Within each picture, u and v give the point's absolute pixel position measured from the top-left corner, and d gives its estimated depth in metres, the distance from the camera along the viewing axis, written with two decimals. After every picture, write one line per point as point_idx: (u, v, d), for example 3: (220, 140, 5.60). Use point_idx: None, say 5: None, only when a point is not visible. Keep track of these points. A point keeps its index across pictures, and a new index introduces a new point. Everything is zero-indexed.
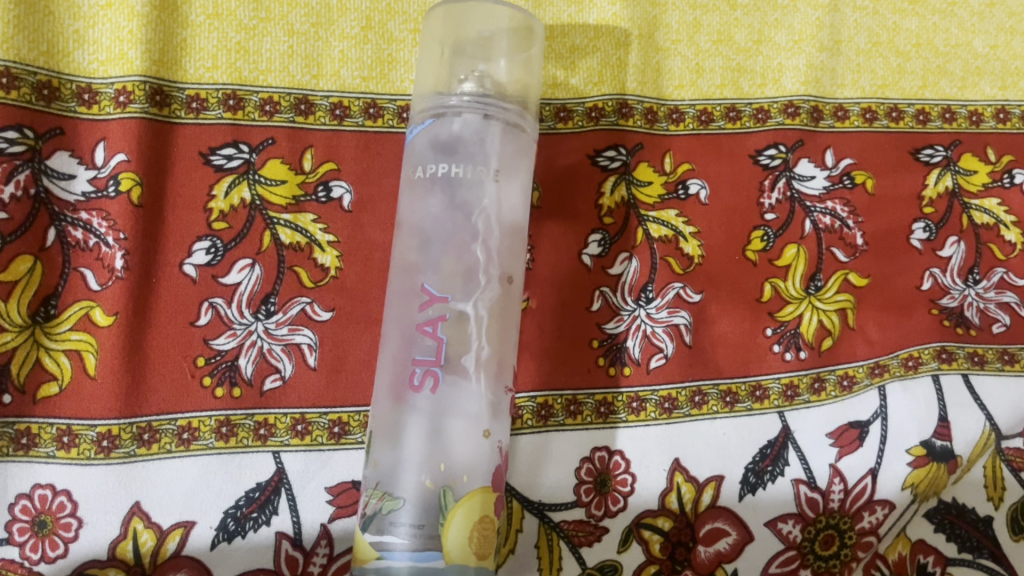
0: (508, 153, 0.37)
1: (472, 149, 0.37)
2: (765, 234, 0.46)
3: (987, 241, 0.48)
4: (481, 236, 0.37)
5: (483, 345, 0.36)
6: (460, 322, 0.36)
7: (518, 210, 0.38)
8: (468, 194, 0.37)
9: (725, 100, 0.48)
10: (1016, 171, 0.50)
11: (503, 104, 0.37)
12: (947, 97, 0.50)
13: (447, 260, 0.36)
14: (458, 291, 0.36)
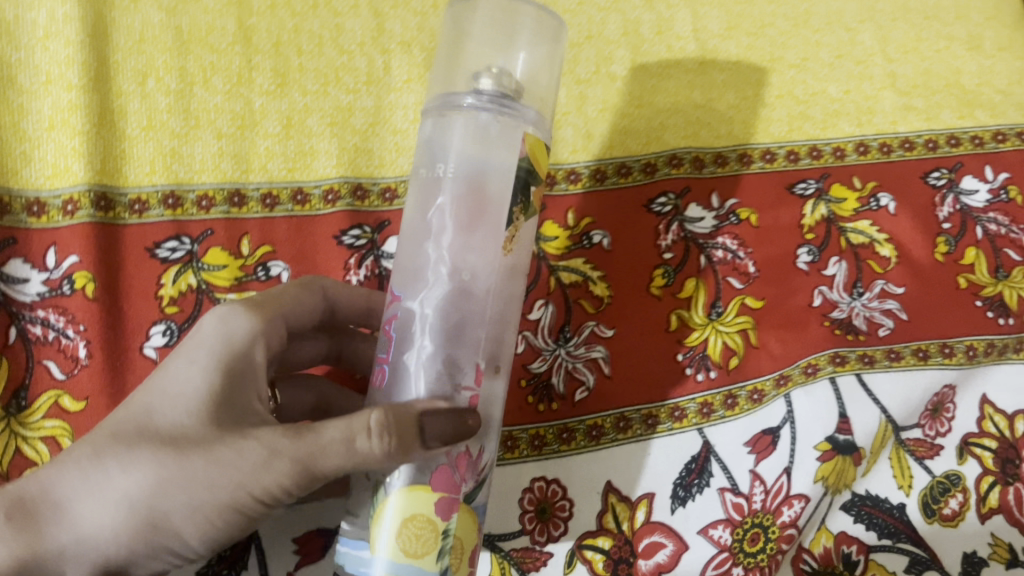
0: (483, 150, 0.34)
1: (439, 149, 0.35)
2: (665, 271, 0.51)
3: (865, 258, 0.54)
4: (439, 236, 0.34)
5: (426, 344, 0.34)
6: (406, 321, 0.34)
7: (486, 199, 0.34)
8: (429, 191, 0.35)
9: (616, 160, 0.54)
10: (880, 195, 0.56)
11: (504, 106, 0.34)
12: (812, 138, 0.57)
13: (408, 256, 0.35)
14: (409, 290, 0.35)
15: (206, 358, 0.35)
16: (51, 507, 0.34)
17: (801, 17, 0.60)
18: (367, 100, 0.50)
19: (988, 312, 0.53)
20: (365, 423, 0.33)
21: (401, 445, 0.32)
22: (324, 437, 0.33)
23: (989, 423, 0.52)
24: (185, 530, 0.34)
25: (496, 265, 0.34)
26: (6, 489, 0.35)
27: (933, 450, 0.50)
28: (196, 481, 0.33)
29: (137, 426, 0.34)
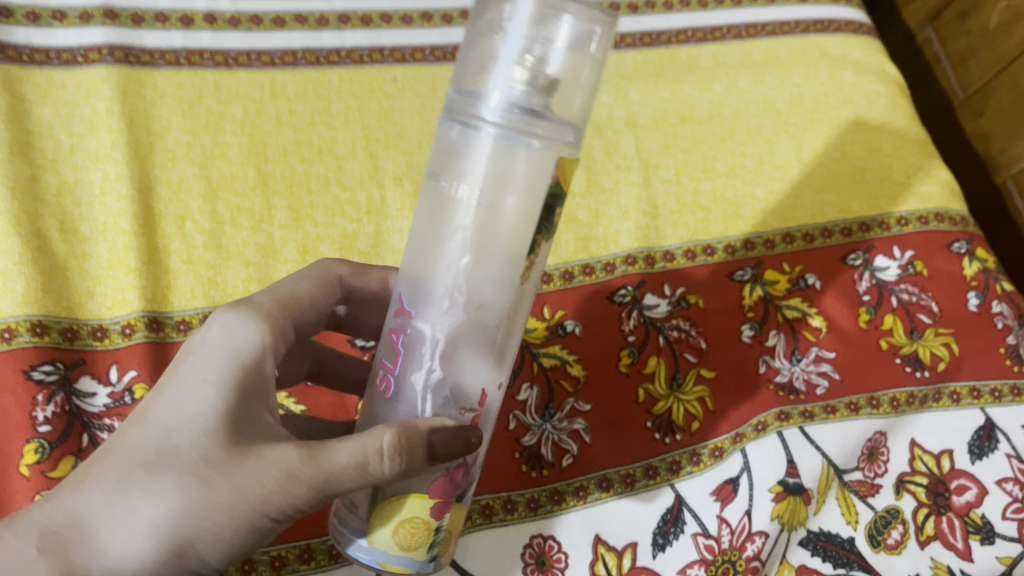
0: (507, 179, 0.32)
1: (463, 167, 0.32)
2: (630, 351, 0.60)
3: (800, 330, 0.63)
4: (455, 261, 0.33)
5: (435, 368, 0.35)
6: (417, 342, 0.35)
7: (506, 235, 0.33)
8: (448, 209, 0.33)
9: (580, 262, 0.63)
10: (807, 276, 0.66)
11: (533, 123, 0.31)
12: (746, 232, 0.67)
13: (423, 273, 0.34)
14: (422, 311, 0.34)
15: (219, 374, 0.35)
16: (72, 542, 0.31)
17: (726, 133, 0.71)
18: (368, 229, 0.60)
19: (906, 367, 0.63)
20: (376, 445, 0.33)
21: (408, 466, 0.34)
22: (338, 462, 0.33)
23: (920, 462, 0.60)
24: (210, 550, 0.33)
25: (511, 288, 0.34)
26: (21, 523, 0.32)
27: (873, 488, 0.58)
28: (226, 507, 0.32)
29: (156, 450, 0.32)
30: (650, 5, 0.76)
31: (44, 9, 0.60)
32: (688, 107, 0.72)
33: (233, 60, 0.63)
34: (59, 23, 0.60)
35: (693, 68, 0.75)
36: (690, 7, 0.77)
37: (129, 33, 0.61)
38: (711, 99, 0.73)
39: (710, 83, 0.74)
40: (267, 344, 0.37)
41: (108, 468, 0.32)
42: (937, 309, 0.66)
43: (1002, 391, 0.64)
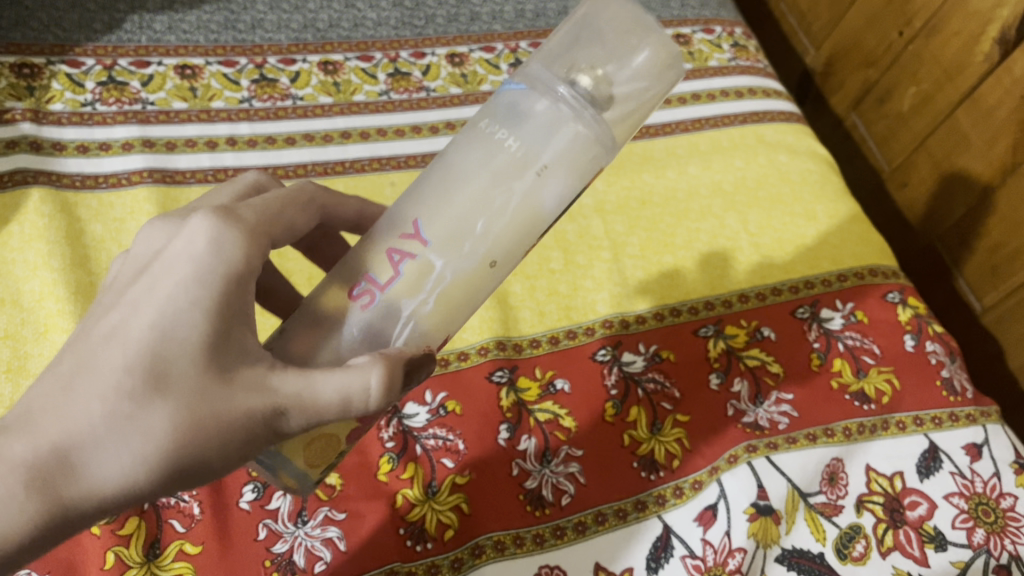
0: (557, 161, 0.39)
1: (536, 133, 0.38)
2: (614, 402, 0.69)
3: (761, 375, 0.72)
4: (489, 207, 0.38)
5: (428, 301, 0.39)
6: (423, 274, 0.39)
7: (543, 207, 0.39)
8: (502, 164, 0.38)
9: (564, 328, 0.73)
10: (763, 329, 0.76)
11: (596, 116, 0.39)
12: (706, 295, 0.77)
13: (456, 208, 0.39)
14: (442, 246, 0.39)
15: (205, 294, 0.35)
16: (52, 473, 0.33)
17: (682, 212, 0.82)
18: None
19: (855, 402, 0.72)
20: (363, 386, 0.36)
21: (388, 398, 0.37)
22: (329, 393, 0.36)
23: (876, 483, 0.68)
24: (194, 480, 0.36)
25: (513, 249, 0.40)
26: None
27: (836, 508, 0.66)
28: (214, 432, 0.35)
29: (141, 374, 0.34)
30: None
31: (93, 143, 0.71)
32: (647, 192, 0.83)
33: (253, 174, 0.73)
34: (106, 152, 0.71)
35: (649, 159, 0.86)
36: None
37: (164, 157, 0.72)
38: (666, 185, 0.84)
39: (664, 171, 0.85)
40: (251, 261, 0.37)
41: (90, 390, 0.34)
42: (878, 351, 0.76)
43: (941, 418, 0.73)
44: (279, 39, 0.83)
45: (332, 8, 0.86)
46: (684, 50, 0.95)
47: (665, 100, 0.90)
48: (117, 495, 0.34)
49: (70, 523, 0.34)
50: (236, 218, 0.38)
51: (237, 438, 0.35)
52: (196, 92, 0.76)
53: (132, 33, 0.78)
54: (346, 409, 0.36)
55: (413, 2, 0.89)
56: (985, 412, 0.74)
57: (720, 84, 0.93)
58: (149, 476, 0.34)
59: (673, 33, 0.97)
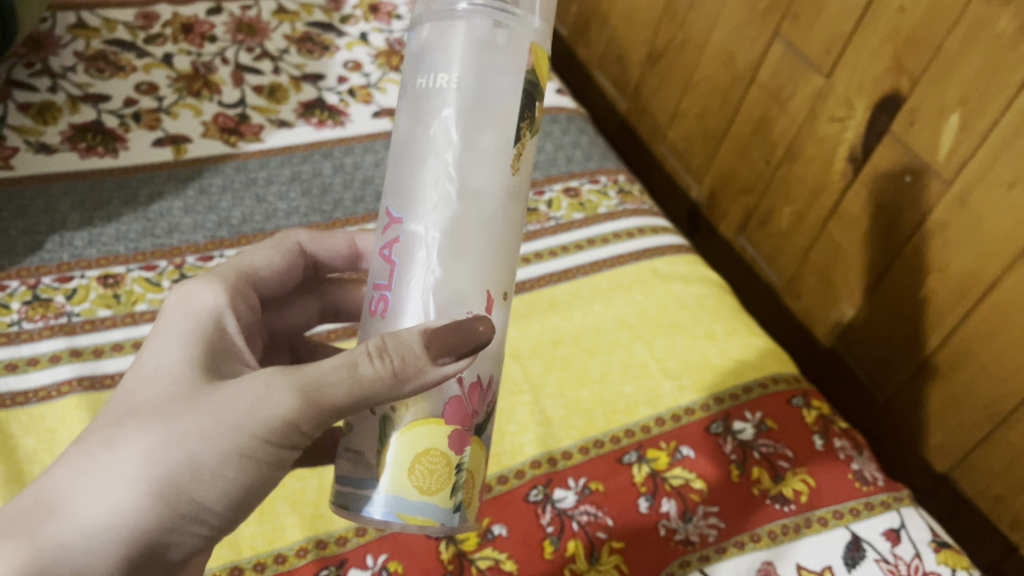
0: (479, 51, 0.44)
1: (445, 53, 0.44)
2: (552, 539, 0.72)
3: (687, 492, 0.76)
4: (432, 135, 0.45)
5: (433, 270, 0.44)
6: (410, 243, 0.45)
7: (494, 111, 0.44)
8: (433, 108, 0.45)
9: (495, 473, 0.76)
10: (682, 447, 0.80)
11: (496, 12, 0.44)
12: (625, 423, 0.82)
13: (415, 181, 0.45)
14: (410, 215, 0.45)
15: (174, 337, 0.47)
16: (51, 503, 0.41)
17: (592, 348, 0.88)
18: (311, 482, 0.73)
19: (776, 505, 0.76)
20: (364, 351, 0.43)
21: (409, 354, 0.42)
22: (327, 368, 0.43)
23: None
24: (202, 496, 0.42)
25: (494, 180, 0.45)
26: (14, 502, 0.42)
27: None
28: (187, 430, 0.42)
29: (123, 409, 0.44)
30: None
31: (22, 360, 0.74)
32: (558, 334, 0.89)
33: None
34: (33, 367, 0.74)
35: (555, 303, 0.92)
36: (543, 259, 0.96)
37: (92, 364, 0.75)
38: (574, 325, 0.90)
39: (571, 313, 0.91)
40: (200, 300, 0.50)
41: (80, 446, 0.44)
42: (791, 455, 0.80)
43: (859, 509, 0.77)
44: (196, 239, 0.88)
45: (244, 204, 0.92)
46: (574, 202, 1.04)
47: (563, 248, 0.98)
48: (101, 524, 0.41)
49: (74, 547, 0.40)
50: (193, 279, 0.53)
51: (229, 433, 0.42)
52: (119, 298, 0.80)
53: (53, 252, 0.83)
54: (355, 374, 0.43)
55: (320, 189, 0.96)
56: (898, 497, 0.79)
57: (612, 227, 1.02)
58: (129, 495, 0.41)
59: (563, 187, 1.06)
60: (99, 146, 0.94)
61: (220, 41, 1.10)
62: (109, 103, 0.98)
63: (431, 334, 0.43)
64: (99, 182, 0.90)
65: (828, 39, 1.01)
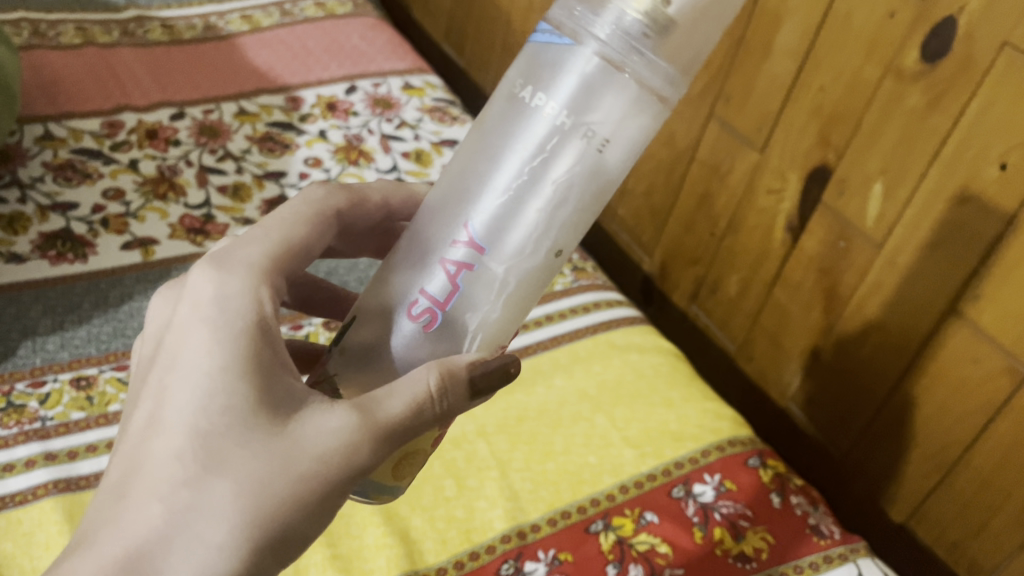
0: (622, 123, 0.44)
1: (593, 108, 0.44)
2: None
3: (653, 557, 0.79)
4: (540, 182, 0.45)
5: (494, 309, 0.47)
6: (484, 276, 0.46)
7: (609, 173, 0.45)
8: (557, 154, 0.44)
9: (467, 550, 0.78)
10: (646, 513, 0.83)
11: (652, 68, 0.44)
12: (591, 492, 0.84)
13: (509, 211, 0.45)
14: (496, 252, 0.46)
15: (224, 363, 0.46)
16: (148, 571, 0.44)
17: (556, 422, 0.91)
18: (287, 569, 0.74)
19: (738, 564, 0.80)
20: (429, 391, 0.46)
21: (461, 394, 0.47)
22: (398, 413, 0.46)
23: None
24: (289, 551, 0.46)
25: (578, 238, 0.47)
26: (105, 567, 0.44)
27: None
28: (269, 489, 0.45)
29: (195, 470, 0.45)
30: None
31: None
32: (522, 410, 0.92)
33: None
34: (9, 473, 0.75)
35: (518, 379, 0.95)
36: None
37: (68, 467, 0.76)
38: (537, 400, 0.93)
39: (533, 388, 0.94)
40: (243, 304, 0.48)
41: (150, 498, 0.45)
42: (751, 513, 0.84)
43: (818, 562, 0.80)
44: None
45: None
46: None
47: (522, 325, 1.02)
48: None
49: None
50: (232, 267, 0.50)
51: (309, 486, 0.45)
52: (92, 400, 0.83)
53: (26, 357, 0.85)
54: (421, 413, 0.46)
55: None
56: (854, 548, 0.82)
57: (569, 303, 1.06)
58: (220, 568, 0.44)
59: None
60: (69, 252, 0.97)
61: (183, 145, 1.15)
62: (77, 210, 1.02)
63: (479, 373, 0.48)
64: (70, 287, 0.93)
65: (759, 118, 1.09)
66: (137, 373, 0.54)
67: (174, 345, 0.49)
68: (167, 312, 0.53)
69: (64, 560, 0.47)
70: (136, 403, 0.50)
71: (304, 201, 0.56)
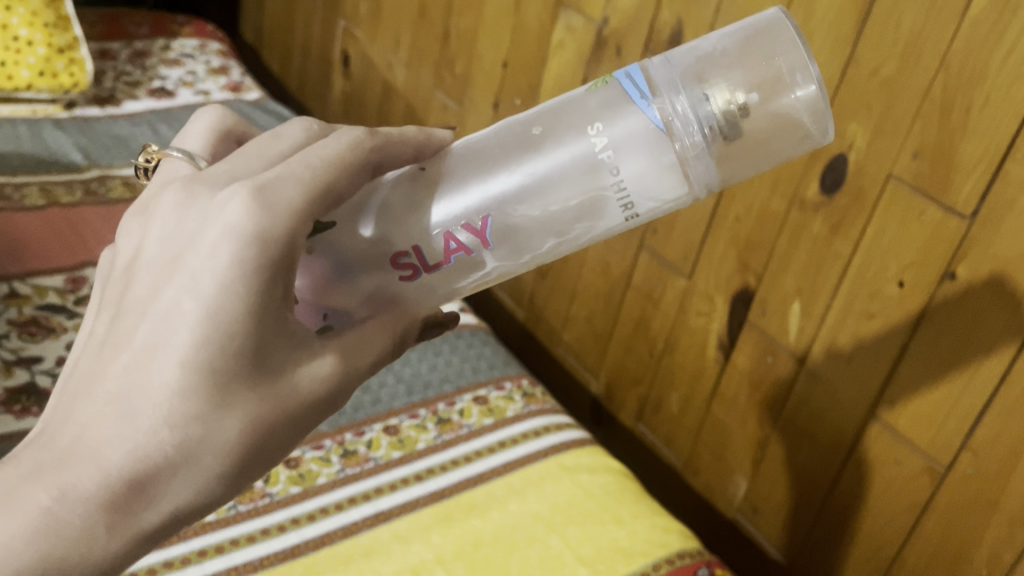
0: (651, 200, 0.60)
1: (635, 188, 0.59)
2: None
3: None
4: (553, 202, 0.60)
5: (469, 284, 0.64)
6: (478, 263, 0.62)
7: (610, 233, 0.62)
8: (584, 200, 0.60)
9: None
10: None
11: (699, 176, 0.59)
12: None
13: (524, 226, 0.61)
14: (498, 249, 0.62)
15: (251, 305, 0.49)
16: (145, 488, 0.48)
17: (512, 545, 0.94)
18: None
19: None
20: (389, 336, 0.58)
21: (413, 338, 0.61)
22: (371, 358, 0.57)
23: None
24: (249, 479, 0.53)
25: (553, 255, 0.64)
26: (107, 483, 0.47)
27: None
28: (263, 430, 0.51)
29: (209, 405, 0.49)
30: (429, 471, 1.02)
31: None
32: (478, 536, 0.95)
33: None
34: None
35: (473, 505, 0.99)
36: (459, 464, 1.04)
37: None
38: (492, 524, 0.97)
39: (489, 513, 0.98)
40: (279, 246, 0.50)
41: (157, 421, 0.48)
42: None
43: None
44: None
45: None
46: (483, 408, 1.14)
47: (476, 453, 1.06)
48: (186, 512, 0.50)
49: (158, 530, 0.49)
50: (272, 201, 0.51)
51: (293, 426, 0.52)
52: None
53: None
54: (379, 358, 0.58)
55: None
56: None
57: (520, 428, 1.11)
58: (211, 492, 0.50)
59: (472, 395, 1.16)
60: (34, 406, 1.00)
61: None
62: (42, 363, 1.05)
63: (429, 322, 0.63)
64: None
65: (684, 247, 1.19)
66: (137, 263, 0.54)
67: (197, 268, 0.49)
68: (188, 204, 0.53)
69: (54, 459, 0.48)
70: (139, 311, 0.51)
71: (342, 146, 0.56)
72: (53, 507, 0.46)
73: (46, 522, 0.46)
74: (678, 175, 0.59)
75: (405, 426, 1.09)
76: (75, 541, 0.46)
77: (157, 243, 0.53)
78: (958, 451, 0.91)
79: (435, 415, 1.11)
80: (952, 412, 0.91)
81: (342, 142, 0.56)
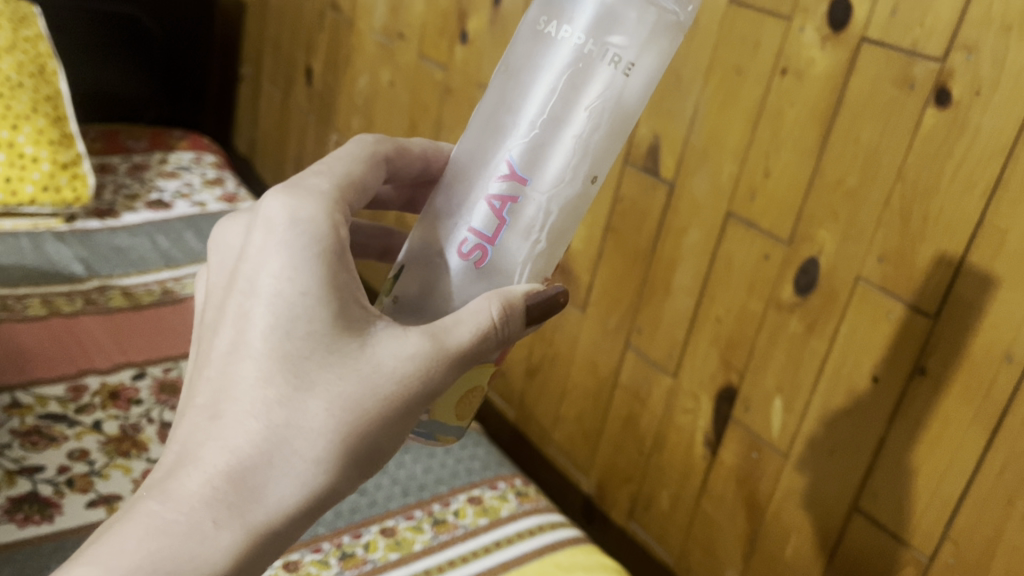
0: (638, 45, 0.57)
1: (621, 43, 0.56)
2: None
3: None
4: (564, 107, 0.57)
5: (539, 237, 0.59)
6: (532, 207, 0.58)
7: (637, 97, 0.58)
8: (591, 86, 0.57)
9: None
10: None
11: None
12: None
13: (550, 144, 0.58)
14: (541, 181, 0.58)
15: (306, 291, 0.55)
16: (245, 482, 0.54)
17: None
18: None
19: None
20: (490, 317, 0.57)
21: (519, 322, 0.58)
22: (466, 339, 0.57)
23: None
24: (367, 461, 0.57)
25: (604, 160, 0.59)
26: (208, 480, 0.54)
27: None
28: (354, 408, 0.55)
29: (286, 392, 0.55)
30: (426, 572, 1.04)
31: None
32: None
33: None
34: None
35: None
36: (456, 564, 1.05)
37: None
38: None
39: None
40: (322, 231, 0.57)
41: (242, 418, 0.55)
42: None
43: None
44: None
45: None
46: (478, 508, 1.16)
47: (473, 552, 1.08)
48: (293, 501, 0.55)
49: (273, 519, 0.55)
50: (303, 194, 0.59)
51: (394, 402, 0.56)
52: None
53: None
54: (482, 337, 0.57)
55: None
56: None
57: (515, 527, 1.13)
58: (313, 478, 0.55)
59: (467, 496, 1.18)
60: (36, 514, 1.01)
61: (145, 402, 1.22)
62: (44, 473, 1.07)
63: (533, 301, 0.59)
64: (37, 547, 0.97)
65: (669, 346, 1.24)
66: (209, 298, 0.63)
67: (257, 270, 0.57)
68: (241, 229, 0.62)
69: (168, 474, 0.56)
70: (215, 331, 0.59)
71: (357, 147, 0.67)
72: (169, 511, 0.54)
73: (165, 525, 0.53)
74: (646, 8, 0.57)
75: (401, 527, 1.10)
76: (190, 537, 0.53)
77: (221, 276, 0.62)
78: (940, 541, 0.94)
79: (431, 516, 1.13)
80: (932, 502, 0.94)
81: (359, 147, 0.67)
